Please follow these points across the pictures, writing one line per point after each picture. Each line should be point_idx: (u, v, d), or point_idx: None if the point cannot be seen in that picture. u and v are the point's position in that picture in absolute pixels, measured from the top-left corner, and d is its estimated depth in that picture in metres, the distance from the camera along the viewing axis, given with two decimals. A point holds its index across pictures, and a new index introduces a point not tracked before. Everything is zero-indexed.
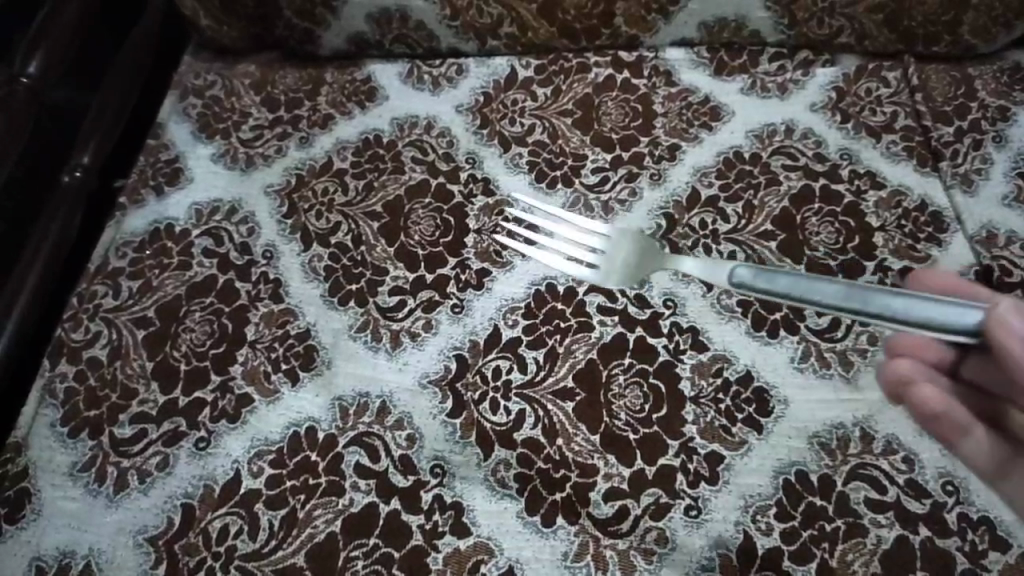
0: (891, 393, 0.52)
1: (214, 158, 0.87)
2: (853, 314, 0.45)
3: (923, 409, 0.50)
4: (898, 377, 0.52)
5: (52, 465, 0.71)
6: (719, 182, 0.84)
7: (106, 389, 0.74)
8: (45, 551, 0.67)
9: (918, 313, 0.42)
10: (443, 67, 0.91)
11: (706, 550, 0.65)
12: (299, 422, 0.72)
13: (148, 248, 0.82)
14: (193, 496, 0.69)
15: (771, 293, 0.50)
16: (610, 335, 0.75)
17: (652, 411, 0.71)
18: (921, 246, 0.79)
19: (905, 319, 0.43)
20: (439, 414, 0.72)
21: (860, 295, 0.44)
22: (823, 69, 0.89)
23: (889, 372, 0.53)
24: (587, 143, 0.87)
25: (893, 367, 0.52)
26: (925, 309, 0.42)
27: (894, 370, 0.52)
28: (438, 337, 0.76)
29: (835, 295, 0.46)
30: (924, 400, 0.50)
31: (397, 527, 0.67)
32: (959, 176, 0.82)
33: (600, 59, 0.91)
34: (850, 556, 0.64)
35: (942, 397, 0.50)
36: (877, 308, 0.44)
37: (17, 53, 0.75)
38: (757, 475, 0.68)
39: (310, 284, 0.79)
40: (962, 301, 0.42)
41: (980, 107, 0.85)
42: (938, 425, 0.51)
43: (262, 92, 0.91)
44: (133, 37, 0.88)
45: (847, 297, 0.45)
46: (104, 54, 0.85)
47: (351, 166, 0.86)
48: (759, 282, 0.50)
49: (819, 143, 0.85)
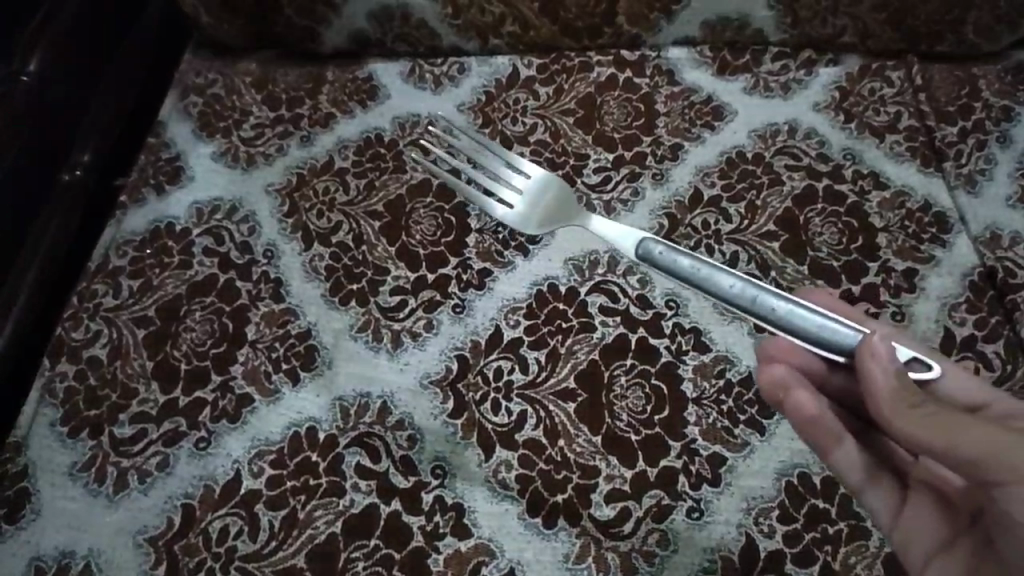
0: (771, 395, 0.59)
1: (215, 157, 0.87)
2: (744, 307, 0.54)
3: (797, 414, 0.58)
4: (776, 384, 0.59)
5: (51, 464, 0.71)
6: (721, 182, 0.83)
7: (106, 388, 0.74)
8: (45, 551, 0.67)
9: (796, 322, 0.53)
10: (445, 66, 0.91)
11: (708, 552, 0.65)
12: (299, 422, 0.72)
13: (148, 247, 0.82)
14: (193, 497, 0.69)
15: (674, 275, 0.58)
16: (612, 336, 0.74)
17: (654, 412, 0.71)
18: (925, 247, 0.78)
19: (792, 322, 0.53)
20: (439, 415, 0.71)
21: (752, 294, 0.54)
22: (826, 69, 0.88)
23: (769, 380, 0.59)
24: (589, 143, 0.86)
25: (773, 371, 0.59)
26: (809, 320, 0.53)
27: (776, 377, 0.59)
28: (439, 337, 0.75)
29: (737, 292, 0.55)
30: (799, 405, 0.58)
31: (397, 528, 0.67)
32: (963, 176, 0.82)
33: (602, 58, 0.90)
34: (852, 559, 0.64)
35: (818, 406, 0.57)
36: (764, 308, 0.53)
37: (15, 52, 0.76)
38: (759, 477, 0.67)
39: (310, 283, 0.79)
40: (843, 324, 0.53)
41: (984, 107, 0.85)
42: (810, 429, 0.58)
43: (263, 91, 0.90)
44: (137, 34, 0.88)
45: (741, 293, 0.54)
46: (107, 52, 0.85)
47: (351, 165, 0.85)
48: (664, 259, 0.58)
49: (822, 143, 0.85)
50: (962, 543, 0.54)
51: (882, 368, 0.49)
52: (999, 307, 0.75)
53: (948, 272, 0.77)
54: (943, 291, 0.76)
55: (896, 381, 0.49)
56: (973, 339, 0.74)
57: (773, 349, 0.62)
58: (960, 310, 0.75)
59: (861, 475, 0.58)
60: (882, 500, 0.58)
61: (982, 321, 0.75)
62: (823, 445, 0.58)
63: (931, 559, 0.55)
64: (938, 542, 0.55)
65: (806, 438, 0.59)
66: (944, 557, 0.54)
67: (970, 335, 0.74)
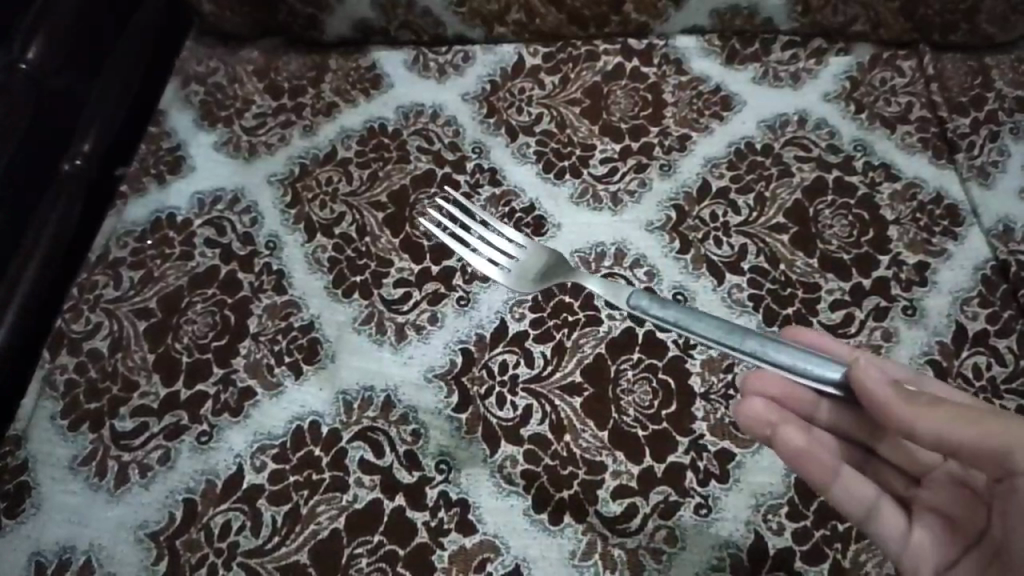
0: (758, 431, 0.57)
1: (216, 146, 0.86)
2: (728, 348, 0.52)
3: (793, 449, 0.55)
4: (765, 421, 0.56)
5: (52, 458, 0.70)
6: (729, 173, 0.82)
7: (107, 381, 0.73)
8: (45, 546, 0.66)
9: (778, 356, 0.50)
10: (450, 54, 0.90)
11: (717, 550, 0.64)
12: (301, 417, 0.71)
13: (149, 238, 0.81)
14: (195, 492, 0.68)
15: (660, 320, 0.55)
16: (619, 330, 0.73)
17: (661, 408, 0.70)
18: (937, 240, 0.77)
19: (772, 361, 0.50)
20: (444, 410, 0.71)
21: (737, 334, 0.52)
22: (836, 59, 0.87)
23: (751, 417, 0.57)
24: (595, 134, 0.85)
25: (753, 405, 0.57)
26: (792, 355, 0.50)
27: (758, 410, 0.57)
28: (443, 330, 0.74)
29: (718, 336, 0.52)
30: (789, 441, 0.55)
31: (402, 523, 0.66)
32: (975, 169, 0.80)
33: (610, 47, 0.89)
34: (862, 558, 0.63)
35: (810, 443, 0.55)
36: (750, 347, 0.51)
37: (15, 39, 0.73)
38: (768, 474, 0.67)
39: (313, 276, 0.78)
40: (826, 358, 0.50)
41: (997, 98, 0.84)
42: (808, 464, 0.56)
43: (266, 80, 0.89)
44: (136, 23, 0.86)
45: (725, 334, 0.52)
46: (108, 39, 0.83)
47: (355, 156, 0.84)
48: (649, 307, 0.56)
49: (833, 134, 0.83)
50: (969, 560, 0.52)
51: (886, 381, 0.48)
52: (1012, 302, 0.74)
53: (959, 266, 0.76)
54: (954, 285, 0.75)
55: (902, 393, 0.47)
56: (985, 334, 0.73)
57: (756, 381, 0.59)
58: (972, 304, 0.74)
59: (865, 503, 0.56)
60: (889, 526, 0.55)
61: (995, 316, 0.73)
62: (822, 479, 0.56)
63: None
64: (947, 564, 0.53)
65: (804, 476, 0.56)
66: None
67: (982, 330, 0.73)
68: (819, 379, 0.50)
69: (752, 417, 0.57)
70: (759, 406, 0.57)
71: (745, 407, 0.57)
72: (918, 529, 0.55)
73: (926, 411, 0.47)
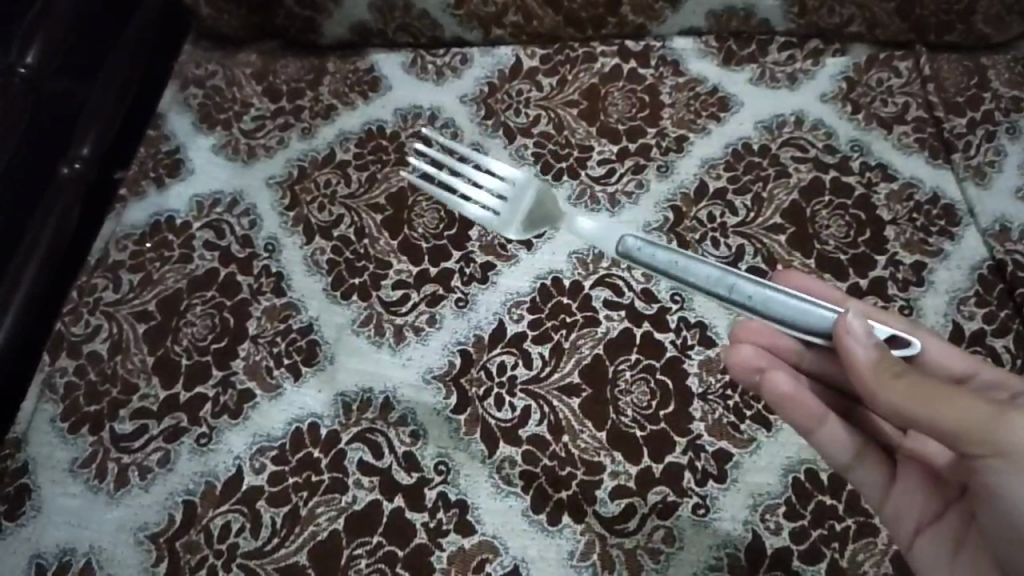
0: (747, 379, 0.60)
1: (215, 149, 0.86)
2: (721, 295, 0.55)
3: (779, 399, 0.58)
4: (753, 367, 0.60)
5: (52, 460, 0.70)
6: (726, 174, 0.82)
7: (106, 384, 0.74)
8: (45, 548, 0.67)
9: (773, 304, 0.53)
10: (447, 56, 0.90)
11: (715, 549, 0.64)
12: (301, 418, 0.71)
13: (148, 241, 0.81)
14: (195, 493, 0.68)
15: (653, 268, 0.58)
16: (617, 331, 0.74)
17: (659, 408, 0.70)
18: (933, 240, 0.77)
19: (761, 306, 0.54)
20: (442, 411, 0.71)
21: (732, 281, 0.55)
22: (832, 60, 0.87)
23: (741, 362, 0.60)
24: (592, 135, 0.85)
25: (746, 353, 0.60)
26: (783, 303, 0.53)
27: (751, 359, 0.60)
28: (442, 332, 0.75)
29: (714, 280, 0.55)
30: (777, 385, 0.57)
31: (401, 525, 0.66)
32: (972, 169, 0.81)
33: (607, 49, 0.89)
34: (859, 556, 0.63)
35: (794, 387, 0.57)
36: (743, 296, 0.54)
37: (14, 42, 0.73)
38: (766, 473, 0.67)
39: (312, 278, 0.78)
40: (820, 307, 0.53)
41: (993, 98, 0.84)
42: (791, 410, 0.57)
43: (263, 83, 0.90)
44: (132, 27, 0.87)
45: (720, 281, 0.55)
46: (100, 43, 0.83)
47: (353, 158, 0.85)
48: (644, 253, 0.58)
49: (829, 135, 0.84)
50: (952, 514, 0.55)
51: (858, 342, 0.48)
52: (1008, 302, 0.74)
53: (956, 266, 0.76)
54: (950, 284, 0.75)
55: (875, 358, 0.47)
56: (981, 333, 0.73)
57: (745, 331, 0.63)
58: (968, 304, 0.74)
59: (848, 454, 0.58)
60: (874, 478, 0.58)
61: (992, 315, 0.74)
62: (807, 426, 0.57)
63: (920, 534, 0.56)
64: (929, 516, 0.56)
65: (789, 422, 0.58)
66: (932, 531, 0.55)
67: (978, 329, 0.73)
68: (808, 330, 0.53)
69: (743, 364, 0.60)
70: (747, 354, 0.60)
71: (739, 354, 0.61)
72: (900, 481, 0.57)
73: (888, 381, 0.46)
